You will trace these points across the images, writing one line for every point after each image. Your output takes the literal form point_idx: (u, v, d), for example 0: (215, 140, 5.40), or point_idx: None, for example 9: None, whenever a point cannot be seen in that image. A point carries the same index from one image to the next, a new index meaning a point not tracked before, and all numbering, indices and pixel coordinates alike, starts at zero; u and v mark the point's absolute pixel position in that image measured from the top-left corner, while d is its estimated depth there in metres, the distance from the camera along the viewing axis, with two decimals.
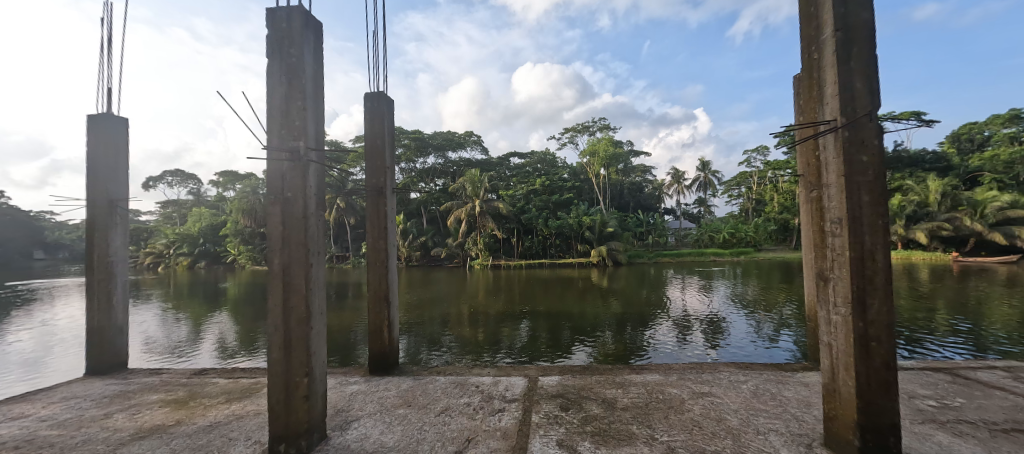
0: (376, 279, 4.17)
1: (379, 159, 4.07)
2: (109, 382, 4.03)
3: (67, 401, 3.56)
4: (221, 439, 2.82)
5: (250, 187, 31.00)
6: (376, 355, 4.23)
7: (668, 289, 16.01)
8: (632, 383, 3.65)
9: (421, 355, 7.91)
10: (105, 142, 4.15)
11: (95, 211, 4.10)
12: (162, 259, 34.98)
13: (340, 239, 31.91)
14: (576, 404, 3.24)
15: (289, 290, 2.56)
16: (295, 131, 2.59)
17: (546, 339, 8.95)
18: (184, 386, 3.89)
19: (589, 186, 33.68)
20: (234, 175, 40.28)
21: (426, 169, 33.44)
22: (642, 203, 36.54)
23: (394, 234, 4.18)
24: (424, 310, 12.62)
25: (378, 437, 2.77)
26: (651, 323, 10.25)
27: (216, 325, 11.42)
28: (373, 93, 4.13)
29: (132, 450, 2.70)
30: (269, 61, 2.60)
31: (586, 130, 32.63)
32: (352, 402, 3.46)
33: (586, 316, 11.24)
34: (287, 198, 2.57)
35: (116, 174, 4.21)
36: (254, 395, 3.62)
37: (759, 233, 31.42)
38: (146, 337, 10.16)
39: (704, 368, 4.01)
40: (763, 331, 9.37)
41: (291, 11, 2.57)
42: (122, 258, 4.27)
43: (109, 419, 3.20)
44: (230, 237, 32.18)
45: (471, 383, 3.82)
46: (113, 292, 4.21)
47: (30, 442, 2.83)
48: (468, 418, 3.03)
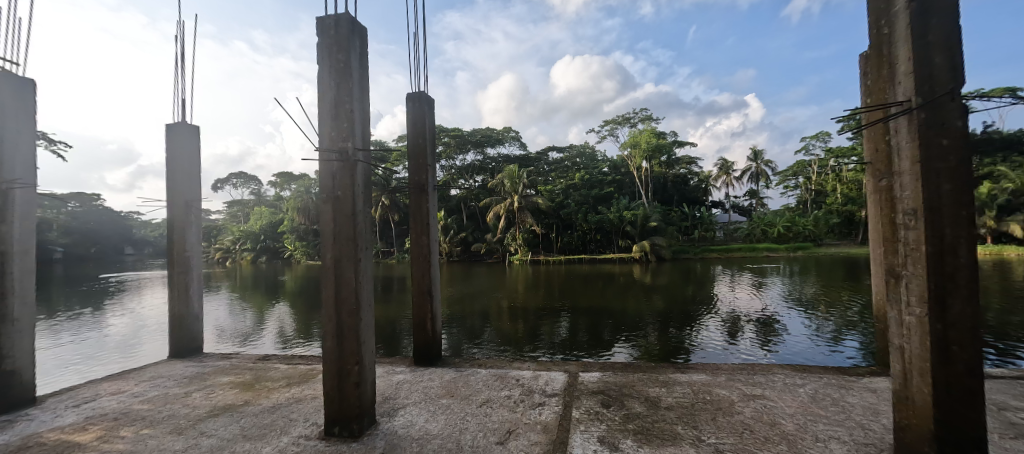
0: (419, 274, 4.31)
1: (421, 158, 4.20)
2: (188, 365, 4.48)
3: (154, 380, 4.01)
4: (283, 419, 3.06)
5: (305, 187, 33.09)
6: (421, 346, 4.39)
7: (717, 286, 15.30)
8: (677, 383, 3.54)
9: (462, 348, 8.10)
10: (180, 149, 4.59)
11: (175, 211, 4.57)
12: (229, 254, 38.30)
13: (385, 235, 33.27)
14: (618, 401, 3.19)
15: (340, 283, 2.73)
16: (343, 132, 2.73)
17: (586, 334, 8.91)
18: (250, 370, 4.26)
19: (630, 179, 32.66)
20: (289, 176, 43.04)
21: (466, 166, 34.00)
22: (687, 196, 35.00)
23: (436, 230, 4.31)
24: (465, 304, 12.93)
25: (423, 425, 2.89)
26: (696, 321, 9.83)
27: (276, 315, 12.37)
28: (414, 94, 4.25)
29: (210, 425, 3.00)
30: (320, 67, 2.76)
31: (627, 121, 31.51)
32: (398, 390, 3.62)
33: (628, 314, 10.94)
34: (337, 196, 2.73)
35: (190, 178, 4.64)
36: (310, 381, 3.89)
37: (820, 227, 29.15)
38: (218, 325, 11.20)
39: (757, 369, 3.80)
40: (824, 331, 8.73)
41: (338, 18, 2.71)
42: (196, 253, 4.71)
43: (189, 397, 3.57)
44: (288, 233, 34.56)
45: (512, 376, 3.87)
46: (190, 284, 4.66)
47: (130, 413, 3.24)
48: (509, 410, 3.09)
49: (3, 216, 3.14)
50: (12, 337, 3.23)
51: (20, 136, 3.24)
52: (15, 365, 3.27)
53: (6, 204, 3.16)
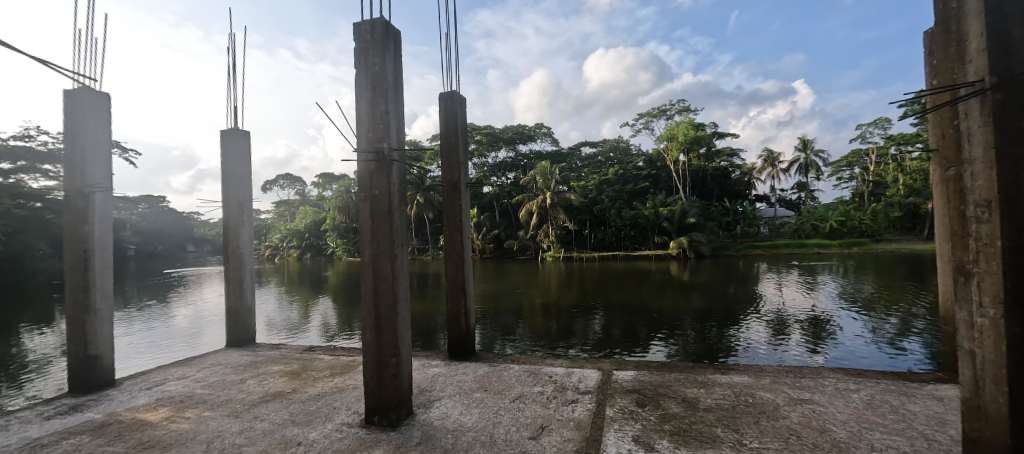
0: (453, 270, 4.40)
1: (454, 156, 4.28)
2: (242, 355, 4.83)
3: (214, 367, 4.35)
4: (328, 407, 3.24)
5: (345, 187, 34.50)
6: (455, 341, 4.48)
7: (761, 284, 14.53)
8: (717, 384, 3.41)
9: (495, 344, 8.20)
10: (232, 153, 4.92)
11: (229, 211, 4.92)
12: (278, 251, 40.74)
13: (420, 232, 34.16)
14: (653, 401, 3.12)
15: (378, 278, 2.84)
16: (379, 133, 2.83)
17: (620, 332, 8.75)
18: (297, 360, 4.53)
19: (667, 174, 31.60)
20: (330, 176, 45.04)
21: (498, 164, 34.22)
22: (728, 191, 33.10)
23: (469, 227, 4.37)
24: (498, 301, 13.04)
25: (457, 418, 2.96)
26: (738, 321, 9.42)
27: (320, 309, 13.02)
28: (446, 93, 4.34)
29: (262, 409, 3.23)
30: (357, 72, 2.88)
31: (663, 113, 30.35)
32: (433, 383, 3.73)
33: (665, 312, 10.63)
34: (374, 195, 2.84)
35: (243, 180, 4.98)
36: (352, 372, 4.08)
37: (879, 221, 27.00)
38: (268, 317, 11.96)
39: (805, 372, 3.59)
40: (883, 334, 8.10)
41: (373, 23, 2.80)
42: (249, 250, 5.05)
43: (244, 383, 3.85)
44: (330, 231, 36.21)
45: (544, 372, 3.88)
46: (243, 279, 5.01)
47: (192, 397, 3.54)
48: (541, 406, 3.10)
49: (85, 218, 3.50)
50: (94, 326, 3.62)
51: (95, 144, 3.58)
52: (97, 350, 3.65)
53: (87, 206, 3.51)
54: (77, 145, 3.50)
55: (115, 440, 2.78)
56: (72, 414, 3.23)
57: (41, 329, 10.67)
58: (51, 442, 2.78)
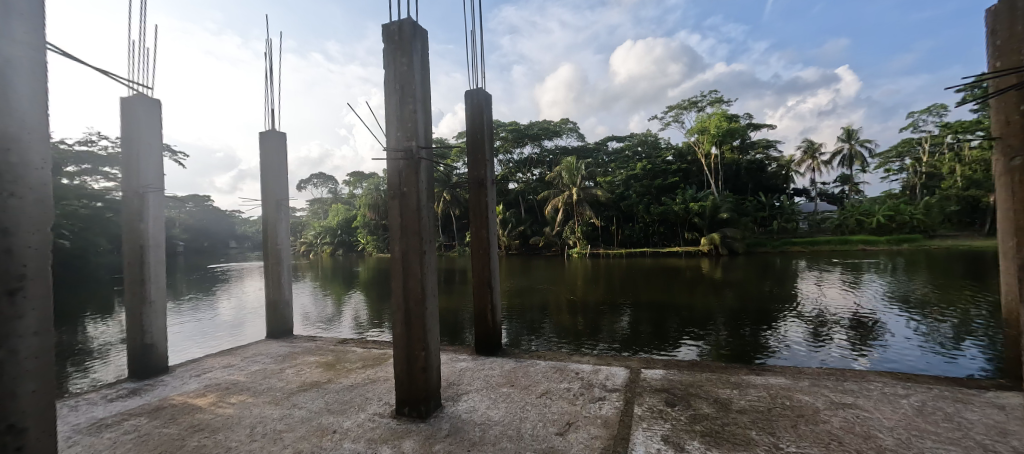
0: (480, 266, 4.44)
1: (480, 153, 4.31)
2: (280, 346, 5.08)
3: (255, 357, 4.60)
4: (361, 397, 3.36)
5: (374, 185, 35.43)
6: (482, 336, 4.54)
7: (799, 283, 13.86)
8: (751, 385, 3.30)
9: (521, 340, 8.23)
10: (270, 154, 5.15)
11: (268, 209, 5.17)
12: (313, 247, 42.41)
13: (447, 229, 34.69)
14: (683, 401, 3.06)
15: (407, 273, 2.91)
16: (408, 132, 2.90)
17: (649, 330, 8.60)
18: (331, 352, 4.72)
19: (698, 168, 30.58)
20: (360, 175, 46.36)
21: (523, 160, 34.17)
22: (763, 184, 31.77)
23: (495, 223, 4.39)
24: (524, 297, 13.09)
25: (485, 411, 3.00)
26: (774, 320, 9.04)
27: (351, 303, 13.47)
28: (472, 91, 4.37)
29: (300, 398, 3.39)
30: (386, 71, 2.95)
31: (693, 105, 29.29)
32: (461, 377, 3.80)
33: (696, 310, 10.33)
34: (403, 192, 2.91)
35: (280, 179, 5.21)
36: (383, 364, 4.21)
37: (932, 215, 25.12)
38: (304, 311, 12.50)
39: (848, 375, 3.41)
40: (936, 337, 7.57)
41: (401, 23, 2.86)
42: (286, 247, 5.29)
43: (283, 373, 4.05)
44: (361, 228, 37.30)
45: (571, 369, 3.87)
46: (281, 274, 5.26)
47: (235, 385, 3.76)
48: (568, 403, 3.09)
49: (141, 217, 3.77)
50: (150, 317, 3.90)
51: (149, 148, 3.84)
52: (152, 339, 3.94)
53: (142, 206, 3.79)
54: (134, 149, 3.78)
55: (169, 422, 2.99)
56: (131, 398, 3.50)
57: (103, 318, 11.62)
58: (113, 423, 3.03)
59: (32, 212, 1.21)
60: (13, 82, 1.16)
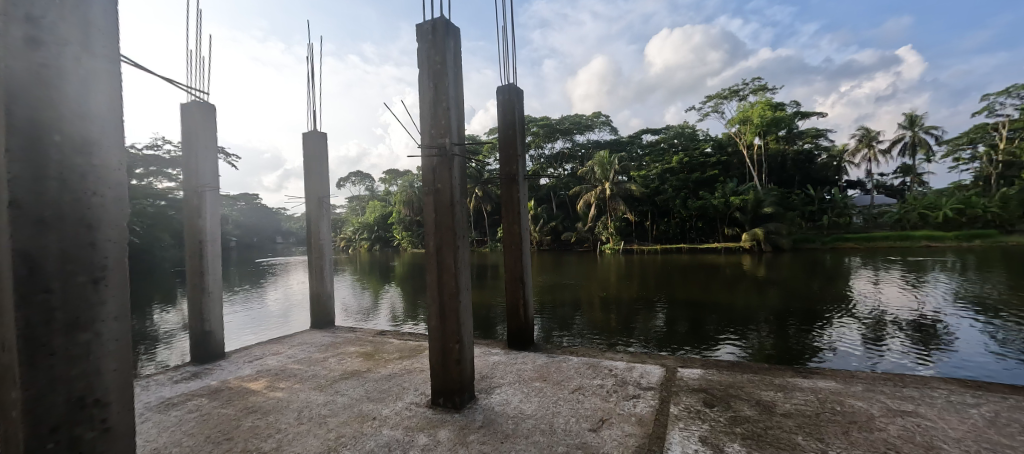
0: (512, 261, 4.47)
1: (512, 148, 4.32)
2: (324, 336, 5.34)
3: (301, 345, 4.88)
4: (398, 387, 3.49)
5: (409, 182, 36.34)
6: (514, 331, 4.58)
7: (852, 282, 12.96)
8: (797, 388, 3.13)
9: (553, 336, 8.22)
10: (312, 154, 5.41)
11: (311, 206, 5.44)
12: (352, 243, 44.22)
13: (479, 225, 35.05)
14: (722, 402, 2.95)
15: (441, 268, 2.98)
16: (441, 129, 2.95)
17: (685, 329, 8.35)
18: (370, 343, 4.93)
19: (739, 159, 29.21)
20: (395, 172, 47.66)
21: (555, 155, 33.87)
22: (812, 176, 29.84)
23: (526, 218, 4.39)
24: (556, 293, 13.04)
25: (518, 405, 3.04)
26: (824, 321, 8.51)
27: (388, 297, 13.94)
28: (504, 87, 4.39)
29: (342, 385, 3.57)
30: (421, 70, 3.02)
31: (734, 94, 27.84)
32: (494, 370, 3.85)
33: (736, 309, 9.94)
34: (437, 189, 2.98)
35: (321, 178, 5.46)
36: (418, 355, 4.35)
37: (1010, 209, 22.54)
38: (344, 303, 13.09)
39: (907, 381, 3.17)
40: (1015, 343, 6.85)
41: (434, 22, 2.91)
42: (328, 242, 5.55)
43: (326, 361, 4.27)
44: (396, 224, 38.44)
45: (604, 366, 3.83)
46: (324, 268, 5.53)
47: (283, 371, 3.99)
48: (601, 399, 3.07)
49: (200, 215, 4.08)
50: (208, 306, 4.23)
51: (205, 150, 4.14)
52: (211, 327, 4.26)
53: (201, 204, 4.10)
54: (193, 151, 4.09)
55: (227, 404, 3.24)
56: (193, 380, 3.80)
57: (168, 307, 12.69)
58: (179, 402, 3.31)
59: (113, 209, 1.33)
60: (91, 92, 1.27)
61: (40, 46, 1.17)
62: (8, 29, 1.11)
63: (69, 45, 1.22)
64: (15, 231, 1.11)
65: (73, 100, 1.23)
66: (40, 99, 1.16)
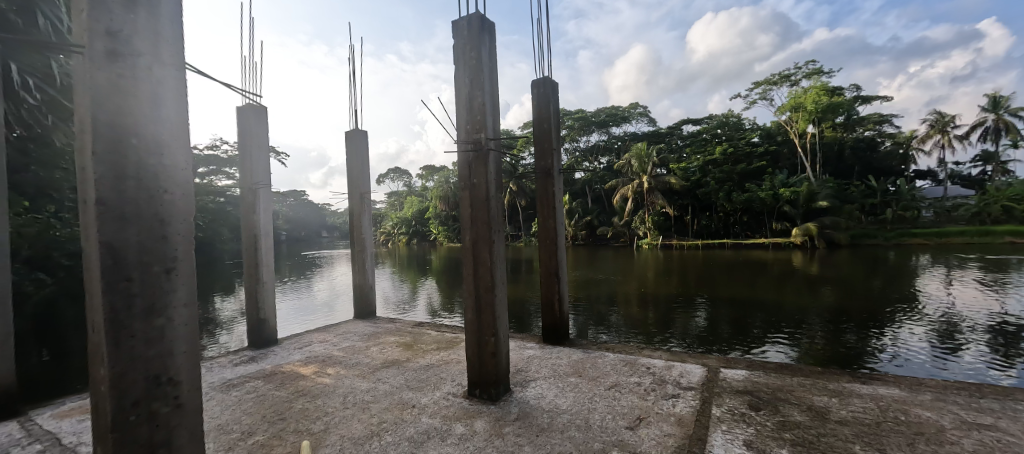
0: (547, 256, 4.45)
1: (547, 143, 4.29)
2: (366, 326, 5.58)
3: (346, 334, 5.12)
4: (436, 377, 3.59)
5: (445, 177, 37.01)
6: (549, 325, 4.57)
7: (921, 281, 11.83)
8: (855, 394, 2.92)
9: (588, 331, 8.15)
10: (355, 152, 5.62)
11: (353, 201, 5.68)
12: (392, 237, 45.81)
13: (513, 219, 35.19)
14: (769, 405, 2.80)
15: (477, 262, 3.02)
16: (477, 125, 2.97)
17: (729, 328, 8.00)
18: (409, 333, 5.10)
19: (789, 149, 27.36)
20: (432, 168, 48.71)
21: (590, 148, 33.27)
22: (874, 166, 27.39)
23: (562, 213, 4.36)
24: (591, 289, 12.88)
25: (553, 399, 3.04)
26: (886, 324, 7.87)
27: (425, 290, 14.31)
28: (539, 80, 4.35)
29: (384, 373, 3.72)
30: (457, 66, 3.06)
31: (785, 79, 25.99)
32: (529, 364, 3.87)
33: (785, 308, 9.38)
34: (473, 184, 3.01)
35: (362, 174, 5.67)
36: (455, 347, 4.45)
37: None
38: (385, 295, 13.58)
39: (986, 391, 2.86)
40: None
41: (469, 18, 2.94)
42: (369, 236, 5.77)
43: (369, 350, 4.47)
44: (433, 219, 39.34)
45: (642, 363, 3.74)
46: (366, 261, 5.77)
47: (329, 358, 4.22)
48: (639, 397, 3.01)
49: (254, 210, 4.37)
50: (263, 295, 4.55)
51: (259, 149, 4.41)
52: (266, 315, 4.58)
53: (255, 200, 4.38)
54: (248, 152, 4.37)
55: (280, 387, 3.48)
56: (249, 364, 4.11)
57: (228, 296, 13.74)
58: (238, 383, 3.59)
59: (181, 206, 1.44)
60: (162, 99, 1.39)
61: (119, 58, 1.29)
62: (94, 43, 1.24)
63: (142, 56, 1.34)
64: (100, 227, 1.24)
65: (145, 108, 1.34)
66: (119, 105, 1.29)
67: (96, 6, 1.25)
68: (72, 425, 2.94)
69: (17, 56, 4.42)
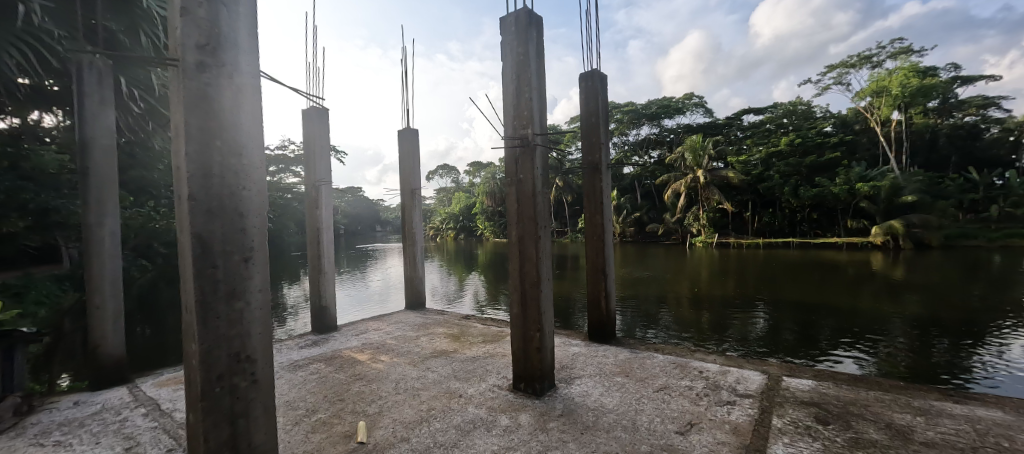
0: (594, 253, 4.37)
1: (594, 136, 4.20)
2: (416, 316, 5.83)
3: (398, 324, 5.38)
4: (482, 369, 3.67)
5: (492, 173, 37.50)
6: (595, 323, 4.50)
7: None
8: (946, 414, 2.60)
9: (636, 330, 7.97)
10: (406, 150, 5.87)
11: (405, 197, 5.93)
12: (440, 232, 47.34)
13: (559, 215, 34.91)
14: (839, 420, 2.57)
15: (523, 257, 3.04)
16: (524, 120, 2.98)
17: (792, 333, 7.44)
18: (457, 325, 5.25)
19: (869, 139, 24.67)
20: (479, 164, 49.58)
21: (640, 141, 32.10)
22: (976, 156, 23.89)
23: (610, 210, 4.26)
24: (639, 287, 12.53)
25: (598, 398, 3.00)
26: (987, 336, 6.89)
27: (471, 283, 14.66)
28: (587, 73, 4.27)
29: (432, 363, 3.87)
30: (504, 64, 3.08)
31: (866, 61, 23.37)
32: (574, 361, 3.85)
33: (860, 315, 8.51)
34: (520, 179, 3.03)
35: (413, 171, 5.89)
36: (500, 341, 4.53)
37: None
38: (434, 288, 14.10)
39: None
40: None
41: (517, 14, 2.94)
42: (420, 230, 6.00)
43: (419, 339, 4.66)
44: (479, 214, 40.08)
45: (693, 367, 3.58)
46: (416, 254, 6.01)
47: (383, 345, 4.46)
48: (690, 401, 2.89)
49: (317, 206, 4.71)
50: (324, 284, 4.90)
51: (320, 149, 4.73)
52: (327, 302, 4.93)
53: (317, 195, 4.71)
54: (312, 150, 4.70)
55: (340, 370, 3.74)
56: (313, 347, 4.44)
57: (294, 284, 14.96)
58: (303, 365, 3.91)
59: (254, 201, 1.58)
60: (242, 105, 1.53)
61: (207, 68, 1.45)
62: (186, 56, 1.40)
63: (225, 66, 1.49)
64: (192, 220, 1.40)
65: (229, 114, 1.50)
66: (206, 112, 1.44)
67: (188, 24, 1.41)
68: (168, 393, 3.37)
69: (124, 70, 5.07)
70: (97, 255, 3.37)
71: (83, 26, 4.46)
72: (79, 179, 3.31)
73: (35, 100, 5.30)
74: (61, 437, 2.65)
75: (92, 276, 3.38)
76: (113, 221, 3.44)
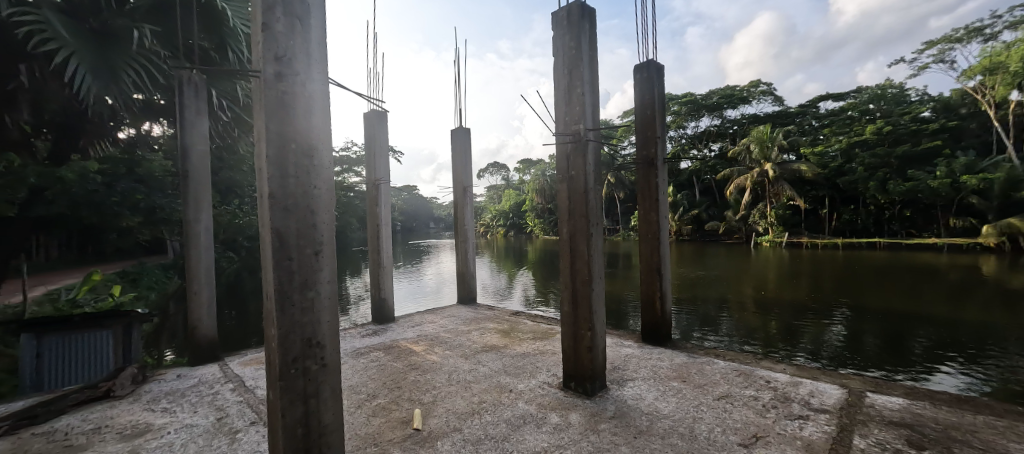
0: (648, 251, 4.20)
1: (650, 131, 4.03)
2: (466, 311, 5.98)
3: (451, 318, 5.55)
4: (531, 365, 3.69)
5: (541, 170, 37.39)
6: (649, 325, 4.34)
7: None
8: None
9: (693, 334, 7.56)
10: (458, 149, 6.02)
11: (457, 193, 6.09)
12: (491, 229, 48.07)
13: (610, 212, 34.03)
14: (937, 445, 2.25)
15: (575, 254, 3.01)
16: (575, 116, 2.93)
17: (877, 345, 6.64)
18: (507, 321, 5.32)
19: (979, 124, 21.29)
20: (529, 161, 49.51)
21: (699, 134, 30.29)
22: None
23: (666, 206, 4.07)
24: (696, 288, 11.89)
25: (653, 402, 2.89)
26: None
27: (521, 280, 14.78)
28: (641, 64, 4.11)
29: (483, 357, 3.95)
30: (557, 59, 3.05)
31: (976, 33, 20.12)
32: (626, 363, 3.74)
33: (963, 326, 7.44)
34: (572, 176, 2.99)
35: (465, 169, 6.02)
36: (550, 338, 4.51)
37: None
38: (485, 283, 14.39)
39: None
40: None
41: (569, 8, 2.90)
42: (470, 227, 6.12)
43: (471, 334, 4.78)
44: (529, 212, 40.14)
45: (759, 375, 3.34)
46: (467, 251, 6.15)
47: (436, 338, 4.63)
48: (755, 413, 2.69)
49: (377, 204, 4.99)
50: (383, 278, 5.19)
51: (380, 151, 4.99)
52: (385, 295, 5.21)
53: (377, 194, 4.98)
54: (371, 151, 4.98)
55: (398, 359, 3.94)
56: (372, 337, 4.72)
57: (356, 277, 15.98)
58: (365, 352, 4.18)
59: (323, 198, 1.70)
60: (313, 110, 1.66)
61: (284, 78, 1.58)
62: (266, 69, 1.54)
63: (299, 76, 1.62)
64: (272, 217, 1.54)
65: (304, 120, 1.63)
66: (284, 117, 1.58)
67: (268, 38, 1.54)
68: (251, 372, 3.77)
69: (217, 83, 5.72)
70: (195, 247, 3.84)
71: (184, 46, 5.08)
72: (182, 181, 3.79)
73: (147, 114, 6.14)
74: (167, 405, 3.06)
75: (192, 265, 3.85)
76: (207, 217, 3.88)
